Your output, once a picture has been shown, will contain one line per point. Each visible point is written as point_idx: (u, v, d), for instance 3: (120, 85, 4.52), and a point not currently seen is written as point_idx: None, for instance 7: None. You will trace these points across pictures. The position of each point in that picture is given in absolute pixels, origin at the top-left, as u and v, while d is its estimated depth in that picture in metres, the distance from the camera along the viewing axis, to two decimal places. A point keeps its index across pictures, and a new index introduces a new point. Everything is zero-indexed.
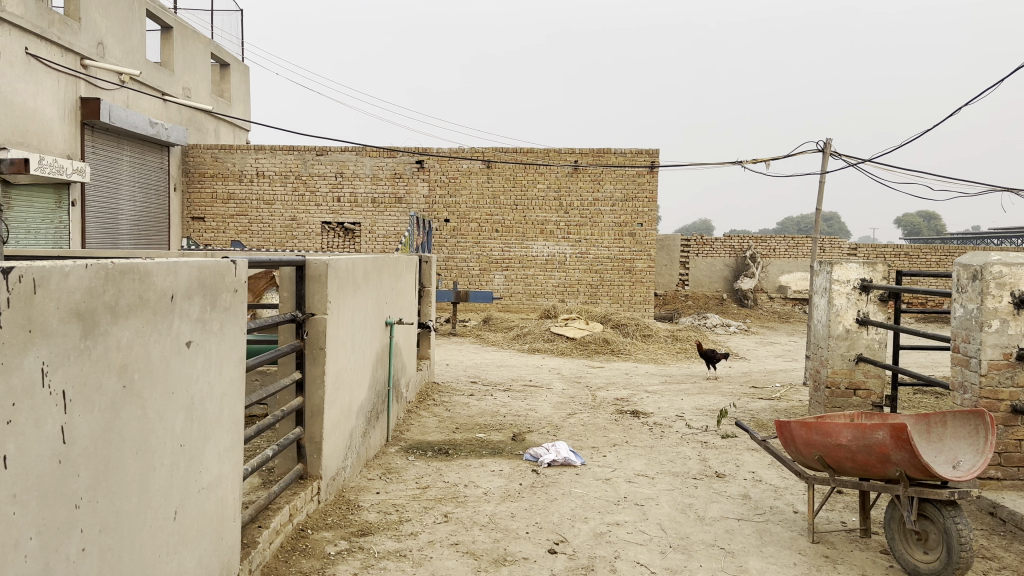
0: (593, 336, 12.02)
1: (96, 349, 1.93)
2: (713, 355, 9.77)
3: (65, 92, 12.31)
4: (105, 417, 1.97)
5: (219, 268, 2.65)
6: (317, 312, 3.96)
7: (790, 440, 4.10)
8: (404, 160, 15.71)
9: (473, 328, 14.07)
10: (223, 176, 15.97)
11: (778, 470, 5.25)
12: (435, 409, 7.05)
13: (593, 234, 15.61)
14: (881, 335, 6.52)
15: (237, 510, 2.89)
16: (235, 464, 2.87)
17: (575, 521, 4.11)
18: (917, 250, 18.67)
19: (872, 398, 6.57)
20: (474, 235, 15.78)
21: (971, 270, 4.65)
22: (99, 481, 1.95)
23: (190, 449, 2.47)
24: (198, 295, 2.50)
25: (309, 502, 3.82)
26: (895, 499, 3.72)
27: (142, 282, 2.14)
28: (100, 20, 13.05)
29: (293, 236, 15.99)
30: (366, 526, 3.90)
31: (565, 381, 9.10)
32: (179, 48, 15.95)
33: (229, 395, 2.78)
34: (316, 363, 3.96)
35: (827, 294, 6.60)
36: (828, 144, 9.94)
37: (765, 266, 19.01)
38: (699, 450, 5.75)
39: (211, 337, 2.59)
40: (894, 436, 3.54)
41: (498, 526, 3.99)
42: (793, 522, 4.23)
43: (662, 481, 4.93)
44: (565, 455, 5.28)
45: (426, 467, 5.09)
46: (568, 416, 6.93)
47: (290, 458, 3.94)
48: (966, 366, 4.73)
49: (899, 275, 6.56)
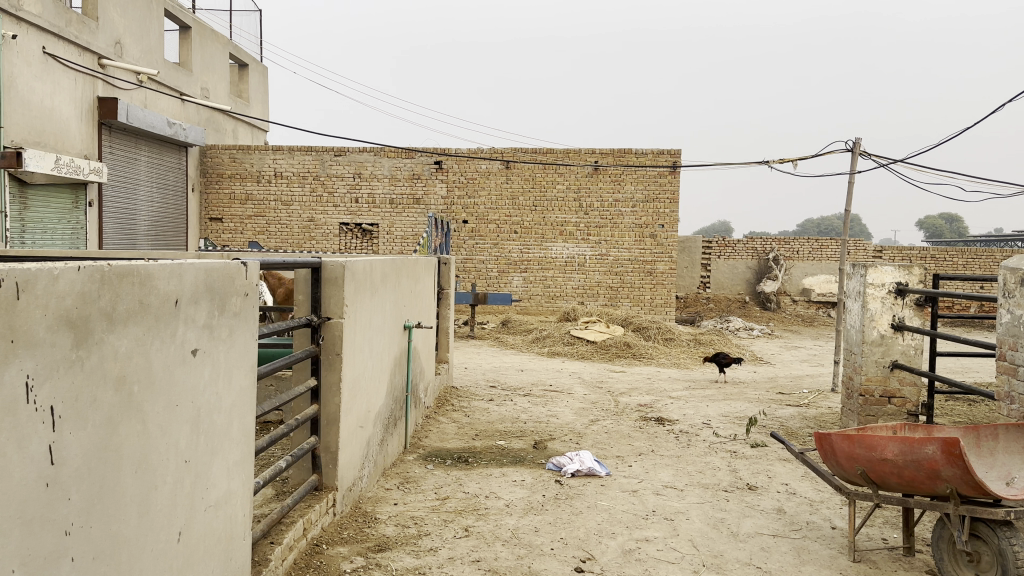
0: (614, 340, 11.80)
1: (90, 360, 1.76)
2: (724, 359, 9.52)
3: (82, 92, 12.27)
4: (99, 433, 1.80)
5: (228, 270, 2.48)
6: (332, 316, 3.79)
7: (830, 453, 3.86)
8: (422, 161, 15.58)
9: (491, 331, 13.89)
10: (241, 177, 15.90)
11: (813, 482, 5.02)
12: (454, 414, 6.88)
13: (614, 236, 15.38)
14: (918, 341, 6.26)
15: (248, 527, 2.73)
16: (246, 480, 2.70)
17: (602, 536, 3.92)
18: (944, 252, 18.30)
19: (907, 406, 6.32)
20: (493, 236, 15.61)
21: (1019, 275, 4.41)
22: (92, 504, 1.79)
23: (195, 465, 2.30)
24: (206, 300, 2.33)
25: (324, 515, 3.65)
26: (944, 517, 3.48)
27: (142, 287, 1.98)
28: (118, 20, 13.03)
29: (311, 238, 15.90)
30: (383, 541, 3.72)
31: (586, 386, 8.91)
32: (197, 48, 15.91)
33: (239, 406, 2.61)
34: (332, 369, 3.79)
35: (860, 298, 6.35)
36: (857, 143, 9.65)
37: (788, 269, 18.73)
38: (728, 460, 5.55)
39: (220, 344, 2.43)
40: (946, 451, 3.30)
41: (521, 541, 3.81)
42: (832, 540, 4.00)
43: (692, 494, 4.72)
44: (590, 465, 5.10)
45: (447, 476, 4.91)
46: (590, 423, 6.72)
47: (305, 469, 3.76)
48: (1013, 375, 4.48)
49: (937, 279, 6.27)
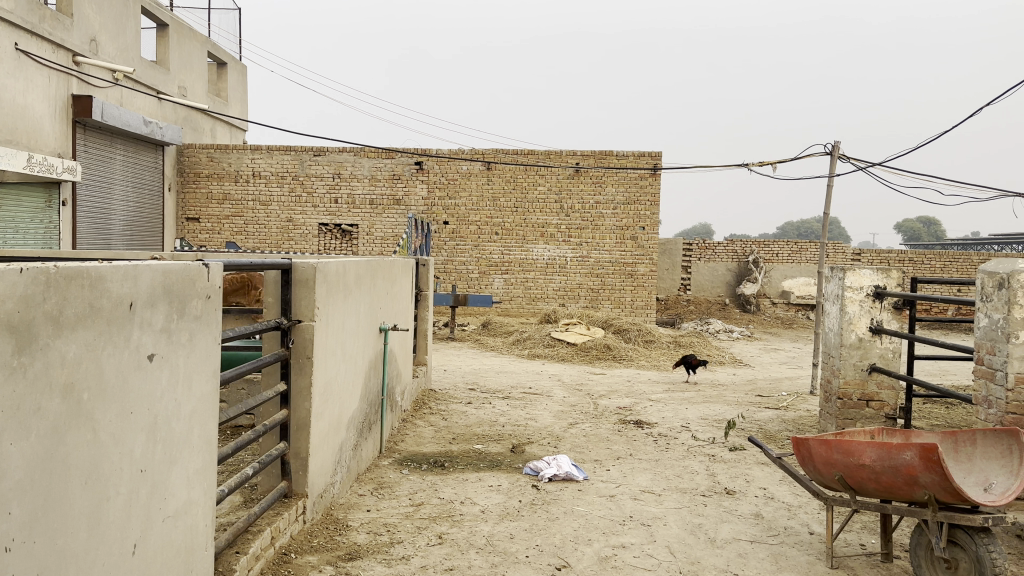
0: (594, 341, 11.77)
1: (34, 367, 1.67)
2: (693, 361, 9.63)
3: (56, 89, 12.06)
4: (43, 444, 1.71)
5: (188, 272, 2.39)
6: (303, 319, 3.70)
7: (807, 457, 3.83)
8: (403, 161, 15.47)
9: (471, 333, 13.82)
10: (218, 176, 15.70)
11: (791, 486, 4.99)
12: (431, 418, 6.80)
13: (594, 238, 15.36)
14: (896, 345, 6.26)
15: (210, 536, 2.64)
16: (208, 489, 2.62)
17: (578, 543, 3.85)
18: (922, 256, 18.49)
19: (885, 410, 6.31)
20: (474, 238, 15.53)
21: (997, 278, 4.40)
22: (36, 518, 1.70)
23: (152, 474, 2.21)
24: (163, 304, 2.25)
25: (293, 523, 3.56)
26: (922, 524, 3.45)
27: (92, 290, 1.89)
28: (93, 16, 12.81)
29: (289, 238, 15.75)
30: (354, 549, 3.63)
31: (566, 388, 8.85)
32: (175, 45, 15.71)
33: (200, 413, 2.52)
34: (302, 373, 3.71)
35: (839, 301, 6.34)
36: (836, 146, 9.67)
37: (768, 271, 18.73)
38: (707, 464, 5.51)
39: (179, 348, 2.35)
40: (924, 457, 3.27)
41: (496, 549, 3.73)
42: (810, 545, 3.96)
43: (669, 498, 4.67)
44: (567, 469, 5.04)
45: (422, 482, 4.83)
46: (569, 427, 6.66)
47: (273, 475, 3.66)
48: (991, 379, 4.47)
49: (916, 282, 6.27)
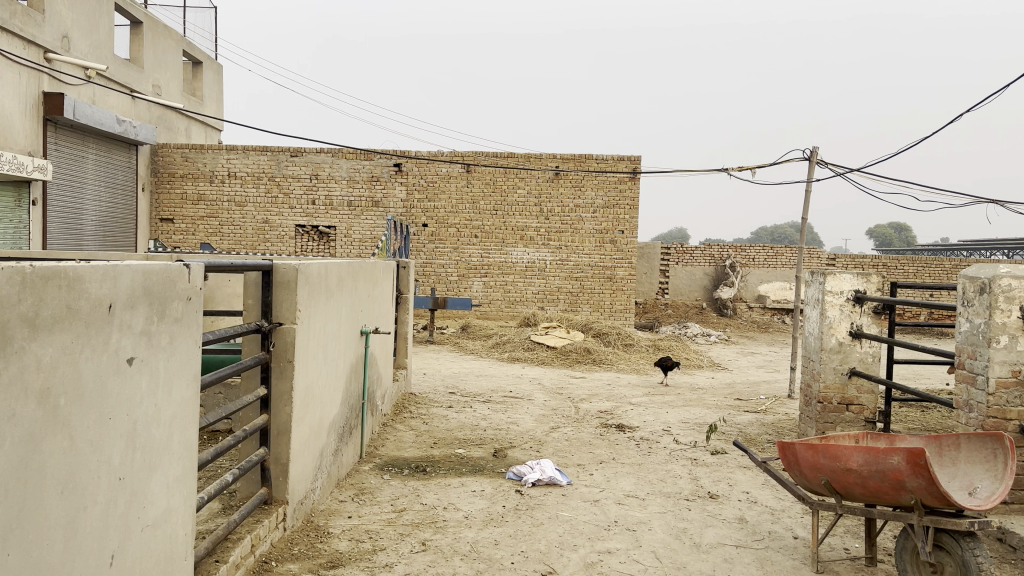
0: (574, 345, 11.77)
1: (9, 371, 1.60)
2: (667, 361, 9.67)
3: (27, 86, 11.81)
4: (18, 452, 1.64)
5: (169, 273, 2.32)
6: (284, 322, 3.63)
7: (793, 462, 3.82)
8: (381, 163, 15.36)
9: (450, 336, 13.76)
10: (193, 177, 15.48)
11: (774, 490, 4.98)
12: (412, 422, 6.72)
13: (574, 241, 15.35)
14: (875, 349, 6.30)
15: (190, 545, 2.55)
16: (188, 497, 2.53)
17: (564, 549, 3.81)
18: (896, 261, 18.71)
19: (865, 414, 6.35)
20: (453, 240, 15.46)
21: (978, 283, 4.44)
22: (10, 530, 1.62)
23: (131, 482, 2.14)
24: (143, 305, 2.17)
25: (273, 531, 3.48)
26: (907, 528, 3.46)
27: (70, 290, 1.81)
28: (65, 12, 12.58)
29: (266, 240, 15.57)
30: (336, 557, 3.56)
31: (546, 392, 8.81)
32: (149, 44, 15.48)
33: (180, 418, 2.44)
34: (283, 377, 3.63)
35: (819, 305, 6.37)
36: (814, 152, 9.74)
37: (744, 276, 18.83)
38: (690, 468, 5.50)
39: (159, 352, 2.27)
40: (911, 462, 3.27)
41: (481, 556, 3.68)
42: (795, 550, 3.96)
43: (653, 503, 4.64)
44: (551, 474, 5.00)
45: (403, 487, 4.76)
46: (551, 431, 6.62)
47: (253, 482, 3.57)
48: (971, 384, 4.51)
49: (895, 287, 6.31)
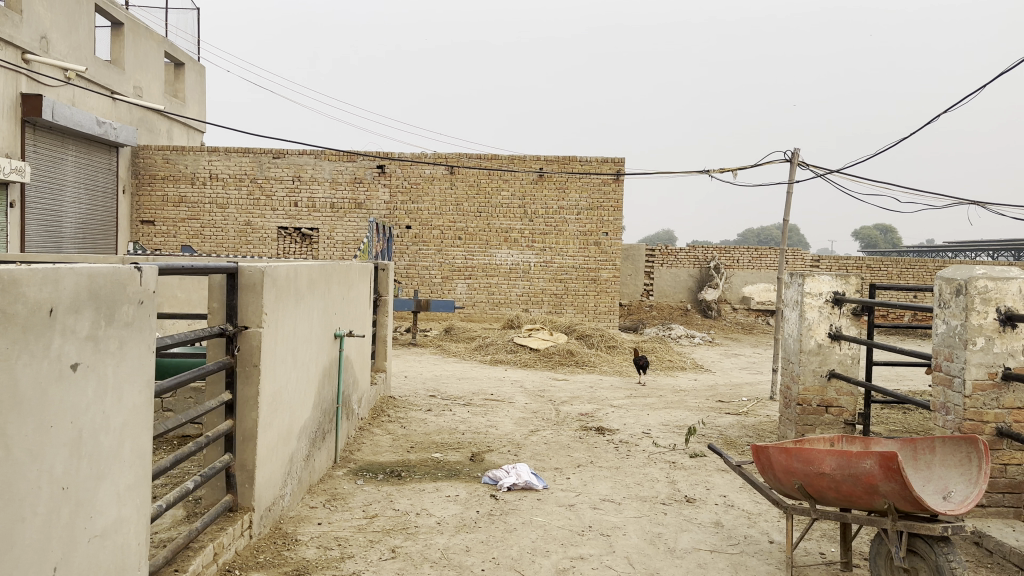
0: (557, 348, 11.73)
1: None
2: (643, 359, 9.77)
3: (5, 87, 11.67)
4: None
5: (118, 276, 2.26)
6: (249, 325, 3.56)
7: (767, 466, 3.78)
8: (365, 164, 15.27)
9: (434, 338, 13.70)
10: (174, 178, 15.34)
11: (751, 494, 4.95)
12: (389, 426, 6.66)
13: (558, 243, 15.31)
14: (854, 351, 6.29)
15: (143, 555, 2.49)
16: (141, 505, 2.47)
17: (535, 555, 3.76)
18: (879, 262, 18.79)
19: (844, 415, 6.34)
20: (436, 242, 15.39)
21: (955, 285, 4.42)
22: None
23: (77, 492, 2.07)
24: (90, 309, 2.11)
25: (238, 539, 3.41)
26: (881, 533, 3.43)
27: (6, 294, 1.75)
28: (44, 13, 12.44)
29: (247, 242, 15.45)
30: (303, 565, 3.49)
31: (527, 395, 8.76)
32: (130, 45, 15.34)
33: (132, 424, 2.37)
34: (249, 382, 3.56)
35: (798, 307, 6.35)
36: (795, 153, 9.75)
37: (729, 277, 18.86)
38: (667, 471, 5.45)
39: (107, 357, 2.20)
40: (883, 466, 3.25)
41: (451, 562, 3.63)
42: (769, 555, 3.92)
43: (629, 507, 4.60)
44: (526, 478, 4.94)
45: (376, 493, 4.70)
46: (530, 434, 6.57)
47: (218, 488, 3.50)
48: (948, 386, 4.49)
49: (874, 289, 6.29)
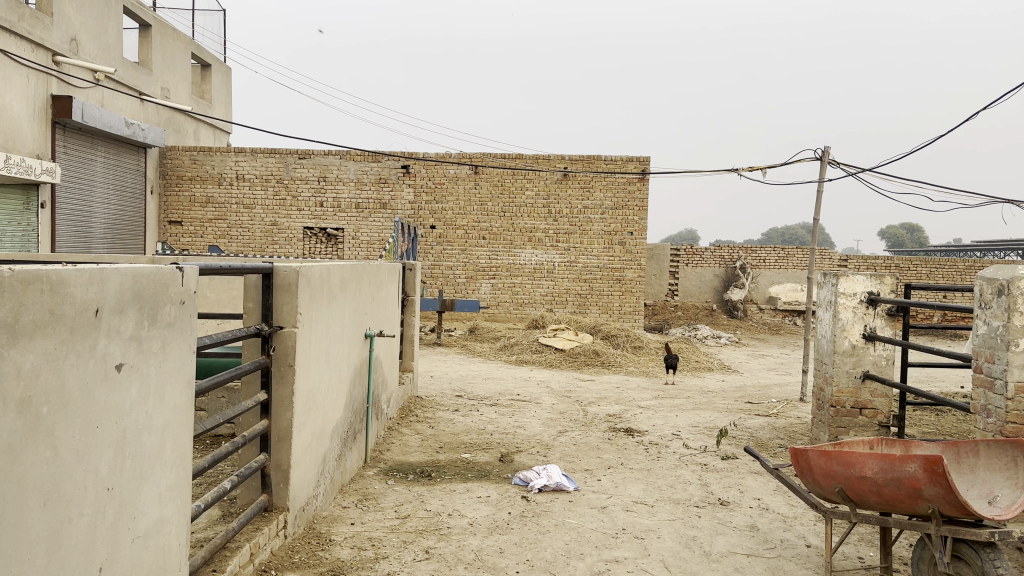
0: (582, 348, 11.67)
1: None
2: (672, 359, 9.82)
3: (36, 89, 11.84)
4: None
5: (161, 276, 2.25)
6: (284, 325, 3.56)
7: (806, 468, 3.72)
8: (390, 165, 15.32)
9: (458, 338, 13.71)
10: (202, 179, 15.48)
11: (786, 497, 4.88)
12: (417, 425, 6.67)
13: (582, 243, 15.25)
14: (889, 352, 6.18)
15: (183, 555, 2.48)
16: (181, 505, 2.46)
17: (570, 558, 3.72)
18: (909, 262, 18.48)
19: (878, 418, 6.22)
20: (461, 242, 15.40)
21: (996, 285, 4.33)
22: None
23: (120, 492, 2.07)
24: (133, 309, 2.11)
25: (273, 539, 3.41)
26: (924, 538, 3.36)
27: (54, 294, 1.75)
28: (74, 15, 12.60)
29: (273, 242, 15.55)
30: (337, 566, 3.49)
31: (554, 395, 8.72)
32: (158, 46, 15.51)
33: (173, 425, 2.37)
34: (284, 382, 3.56)
35: (832, 307, 6.26)
36: (826, 152, 9.63)
37: (755, 277, 18.67)
38: (699, 473, 5.40)
39: (149, 358, 2.19)
40: (928, 470, 3.17)
41: (485, 564, 3.60)
42: (807, 559, 3.86)
43: (662, 510, 4.55)
44: (558, 479, 4.91)
45: (408, 493, 4.69)
46: (558, 435, 6.54)
47: (253, 488, 3.51)
48: (990, 388, 4.40)
49: (910, 289, 6.18)
